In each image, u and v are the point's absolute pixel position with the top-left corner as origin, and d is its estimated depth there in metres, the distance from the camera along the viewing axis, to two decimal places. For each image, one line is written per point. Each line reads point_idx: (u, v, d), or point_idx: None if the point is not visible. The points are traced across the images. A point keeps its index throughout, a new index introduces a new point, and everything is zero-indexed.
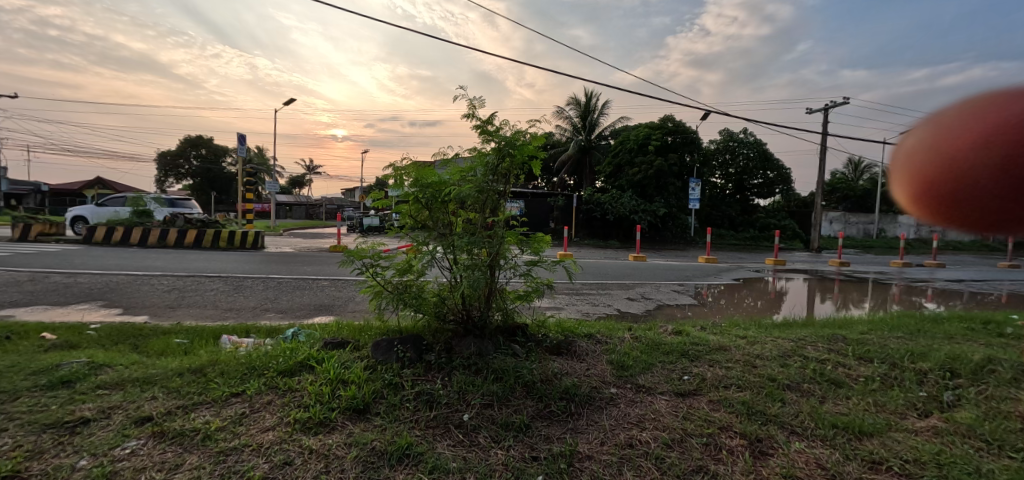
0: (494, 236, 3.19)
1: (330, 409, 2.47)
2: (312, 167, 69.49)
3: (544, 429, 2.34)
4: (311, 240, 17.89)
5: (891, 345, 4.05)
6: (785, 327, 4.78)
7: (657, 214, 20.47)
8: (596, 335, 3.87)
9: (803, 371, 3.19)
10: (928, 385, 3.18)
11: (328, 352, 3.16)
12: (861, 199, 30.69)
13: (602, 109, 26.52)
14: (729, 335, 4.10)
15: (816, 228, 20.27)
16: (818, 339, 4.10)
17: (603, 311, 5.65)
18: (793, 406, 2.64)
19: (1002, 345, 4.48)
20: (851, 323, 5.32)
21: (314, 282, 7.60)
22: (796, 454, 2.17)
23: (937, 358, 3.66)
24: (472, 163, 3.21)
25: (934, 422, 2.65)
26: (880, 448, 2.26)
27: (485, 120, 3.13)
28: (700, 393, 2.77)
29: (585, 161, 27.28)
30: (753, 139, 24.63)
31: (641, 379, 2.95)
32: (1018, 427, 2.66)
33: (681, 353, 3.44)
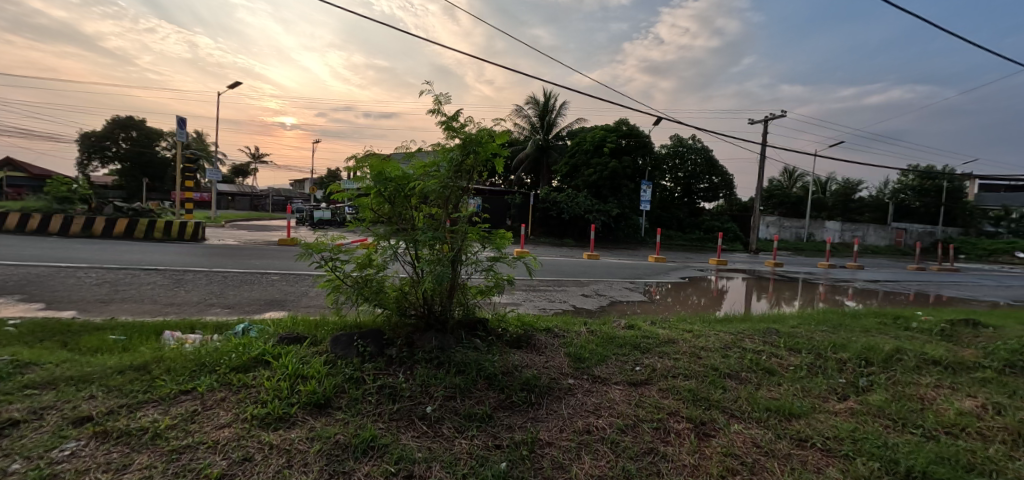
0: (457, 231, 3.22)
1: (289, 404, 2.43)
2: (257, 155, 65.65)
3: (506, 418, 2.42)
4: (257, 232, 16.99)
5: (817, 337, 4.48)
6: (726, 322, 5.17)
7: (610, 214, 21.15)
8: (554, 329, 4.01)
9: (742, 361, 3.47)
10: (847, 372, 3.56)
11: (284, 347, 3.09)
12: (794, 205, 33.16)
13: (560, 110, 26.96)
14: (677, 329, 4.37)
15: (755, 231, 21.71)
16: (754, 333, 4.47)
17: (559, 306, 5.82)
18: (732, 392, 2.89)
19: (907, 337, 5.08)
20: (784, 318, 5.81)
21: (264, 276, 7.28)
22: (735, 434, 2.39)
23: (855, 349, 4.09)
24: (436, 158, 3.26)
25: (851, 404, 2.98)
26: (806, 427, 2.53)
27: (450, 115, 3.19)
28: (651, 383, 2.95)
29: (542, 160, 27.69)
30: (700, 145, 25.98)
31: (596, 370, 3.10)
32: (918, 407, 3.06)
33: (634, 345, 3.64)
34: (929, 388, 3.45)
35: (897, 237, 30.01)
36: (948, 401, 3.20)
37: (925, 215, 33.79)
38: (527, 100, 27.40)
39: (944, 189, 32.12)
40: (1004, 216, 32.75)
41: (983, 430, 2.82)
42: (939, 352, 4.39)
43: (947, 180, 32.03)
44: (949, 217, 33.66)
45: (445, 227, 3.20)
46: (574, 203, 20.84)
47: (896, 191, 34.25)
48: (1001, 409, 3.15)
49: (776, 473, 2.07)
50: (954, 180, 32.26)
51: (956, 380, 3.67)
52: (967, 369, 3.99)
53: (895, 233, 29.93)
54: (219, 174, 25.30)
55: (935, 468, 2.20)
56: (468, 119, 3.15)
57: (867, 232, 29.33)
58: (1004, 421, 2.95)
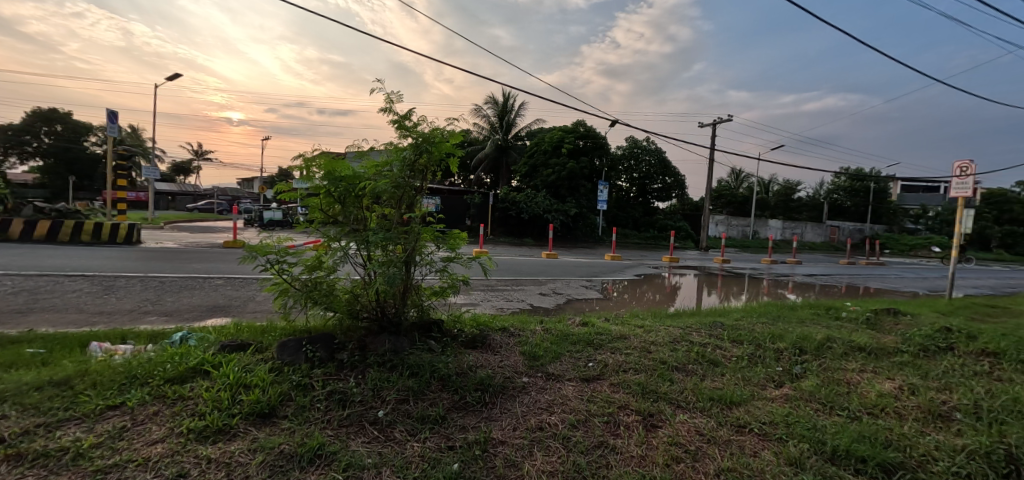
0: (409, 231, 3.17)
1: (230, 415, 2.31)
2: (201, 152, 61.82)
3: (460, 419, 2.41)
4: (200, 234, 16.00)
5: (758, 328, 4.77)
6: (677, 316, 5.40)
7: (569, 214, 21.53)
8: (510, 329, 4.03)
9: (688, 354, 3.63)
10: (783, 361, 3.80)
11: (226, 356, 2.93)
12: (741, 205, 35.03)
13: (519, 110, 27.11)
14: (629, 325, 4.52)
15: (706, 229, 22.73)
16: (701, 326, 4.69)
17: (517, 306, 5.87)
18: (679, 384, 3.02)
19: (837, 326, 5.50)
20: (729, 311, 6.14)
21: (206, 281, 6.88)
22: (680, 424, 2.50)
23: (791, 339, 4.38)
24: (388, 156, 3.20)
25: (786, 390, 3.19)
26: (745, 414, 2.69)
27: (402, 115, 3.15)
28: (603, 378, 3.03)
29: (502, 160, 27.77)
30: (654, 146, 26.92)
31: (550, 367, 3.15)
32: (845, 390, 3.33)
33: (587, 342, 3.73)
34: (854, 372, 3.75)
35: (831, 234, 32.33)
36: (870, 384, 3.49)
37: (856, 213, 36.64)
38: (486, 99, 27.36)
39: (871, 189, 34.92)
40: (922, 214, 36.01)
41: (900, 409, 3.11)
42: (864, 339, 4.79)
43: (873, 181, 34.86)
44: (875, 215, 36.66)
45: (397, 228, 3.14)
46: (533, 203, 21.03)
47: (831, 192, 36.91)
48: (914, 389, 3.47)
49: (717, 459, 2.19)
50: (880, 182, 35.15)
51: (877, 364, 4.01)
52: (887, 353, 4.37)
53: (830, 231, 32.25)
54: (157, 172, 23.63)
55: (857, 446, 2.39)
56: (421, 118, 3.12)
57: (806, 229, 31.40)
58: (917, 400, 3.25)
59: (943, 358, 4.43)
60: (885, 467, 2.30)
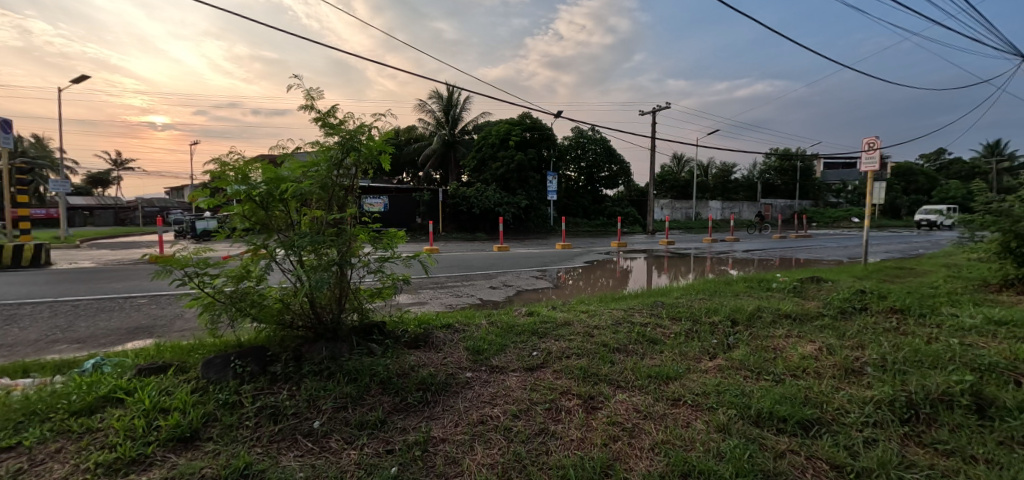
0: (340, 232, 3.04)
1: (146, 444, 2.14)
2: (120, 161, 56.48)
3: (400, 421, 2.36)
4: (121, 251, 14.56)
5: (695, 304, 5.03)
6: (622, 299, 5.56)
7: (520, 206, 21.63)
8: (454, 325, 3.99)
9: (630, 335, 3.76)
10: (718, 334, 4.01)
11: (143, 380, 2.71)
12: (683, 188, 36.71)
13: (464, 104, 26.78)
14: (573, 311, 4.63)
15: (652, 213, 23.62)
16: (643, 306, 4.88)
17: (465, 301, 5.82)
18: (619, 364, 3.12)
19: (768, 297, 5.90)
20: (672, 290, 6.40)
21: (128, 301, 6.31)
22: (618, 403, 2.58)
23: (726, 312, 4.65)
24: (315, 157, 3.06)
25: (719, 361, 3.37)
26: (680, 388, 2.81)
27: (325, 112, 3.03)
28: (547, 366, 3.08)
29: (450, 155, 27.40)
30: (599, 136, 27.54)
31: (494, 360, 3.16)
32: (772, 356, 3.57)
33: (532, 331, 3.77)
34: (781, 338, 4.04)
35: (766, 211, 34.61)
36: (794, 348, 3.76)
37: (786, 190, 39.42)
38: (430, 94, 26.82)
39: (798, 168, 37.56)
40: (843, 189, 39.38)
41: (819, 368, 3.37)
42: (790, 306, 5.18)
43: (800, 161, 37.53)
44: (803, 191, 39.59)
45: (327, 230, 3.00)
46: (484, 197, 20.88)
47: (763, 172, 39.42)
48: (832, 349, 3.78)
49: (652, 433, 2.28)
50: (805, 161, 37.86)
51: (801, 329, 4.34)
52: (809, 318, 4.76)
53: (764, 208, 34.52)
54: (67, 185, 21.28)
55: (778, 407, 2.57)
56: (346, 115, 3.01)
57: (742, 208, 33.47)
58: (834, 359, 3.53)
59: (857, 318, 4.88)
60: (803, 423, 2.50)
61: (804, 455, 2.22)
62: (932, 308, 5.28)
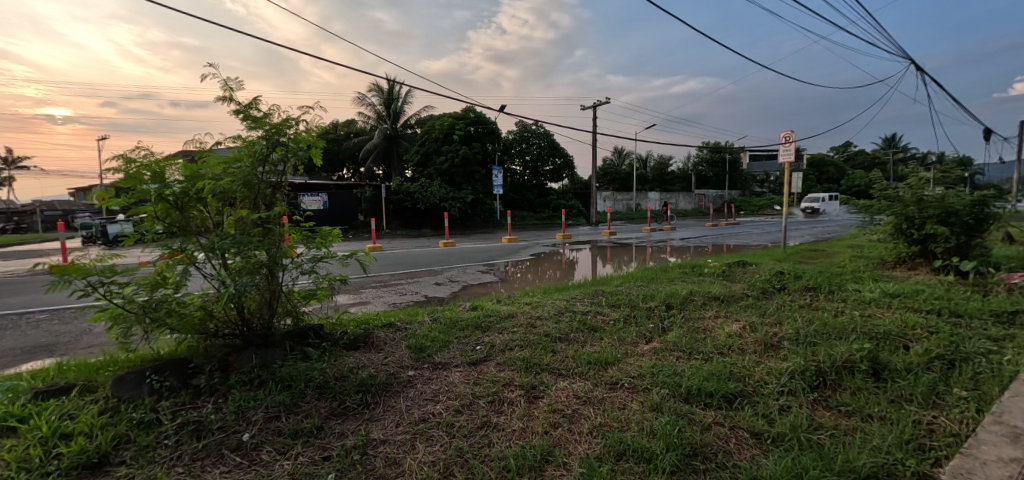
0: (268, 232, 2.86)
1: (44, 475, 1.91)
2: (11, 159, 49.79)
3: (338, 426, 2.29)
4: (13, 261, 12.84)
5: (634, 291, 5.27)
6: (565, 289, 5.70)
7: (466, 201, 21.48)
8: (396, 323, 3.91)
9: (572, 324, 3.88)
10: (654, 318, 4.23)
11: (40, 404, 2.42)
12: (625, 180, 38.18)
13: (406, 97, 26.09)
14: (518, 303, 4.69)
15: (596, 205, 24.33)
16: (585, 296, 5.03)
17: (409, 299, 5.72)
18: (561, 353, 3.21)
19: (700, 281, 6.29)
20: (612, 278, 6.66)
21: (22, 317, 5.59)
22: (559, 391, 2.66)
23: (662, 297, 4.91)
24: (238, 152, 2.87)
25: (654, 344, 3.56)
26: (617, 373, 2.94)
27: (247, 105, 2.86)
28: (490, 359, 3.10)
29: (392, 150, 26.63)
30: (543, 130, 27.94)
31: (437, 357, 3.13)
32: (703, 336, 3.82)
33: (475, 326, 3.78)
34: (710, 319, 4.33)
35: (699, 201, 36.80)
36: (720, 328, 4.04)
37: (717, 181, 42.10)
38: (369, 87, 25.88)
39: (727, 160, 40.24)
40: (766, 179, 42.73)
41: (743, 345, 3.65)
42: (718, 289, 5.56)
43: (728, 153, 40.21)
44: (732, 182, 42.47)
45: (254, 230, 2.83)
46: (428, 192, 20.48)
47: (696, 164, 41.85)
48: (754, 326, 4.10)
49: (591, 417, 2.37)
50: (733, 153, 40.61)
51: (727, 310, 4.68)
52: (735, 299, 5.14)
53: (698, 198, 36.70)
54: None
55: (706, 383, 2.76)
56: (270, 107, 2.86)
57: (678, 199, 35.36)
58: (755, 336, 3.84)
59: (777, 297, 5.34)
60: (726, 396, 2.70)
61: (728, 426, 2.39)
62: (838, 285, 5.88)
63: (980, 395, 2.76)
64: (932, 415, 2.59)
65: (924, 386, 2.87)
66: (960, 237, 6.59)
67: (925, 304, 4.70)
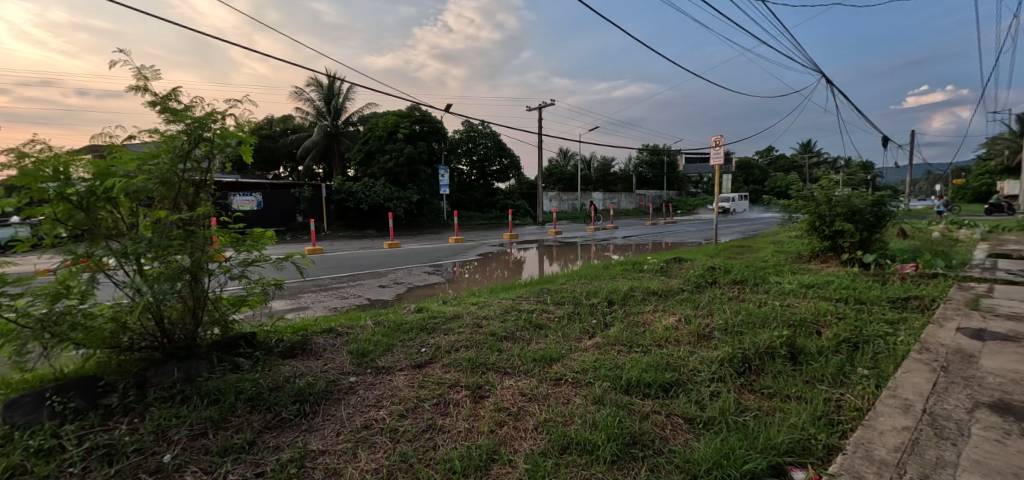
0: (191, 234, 2.65)
1: None
2: None
3: (273, 439, 2.17)
4: None
5: (578, 289, 5.42)
6: (511, 288, 5.75)
7: (412, 201, 21.05)
8: (337, 329, 3.77)
9: (517, 322, 3.92)
10: (596, 314, 4.38)
11: None
12: (570, 181, 39.12)
13: (347, 93, 25.12)
14: (464, 303, 4.67)
15: (542, 204, 24.71)
16: (531, 294, 5.10)
17: (351, 303, 5.52)
18: (506, 352, 3.24)
19: (640, 277, 6.59)
20: (557, 276, 6.80)
21: None
22: (504, 390, 2.68)
23: (604, 294, 5.09)
24: (155, 148, 2.64)
25: (597, 339, 3.68)
26: (561, 368, 3.01)
27: (166, 96, 2.64)
28: (435, 361, 3.07)
29: (333, 148, 25.52)
30: (489, 130, 27.97)
31: (380, 361, 3.05)
32: (642, 330, 4.01)
33: (421, 328, 3.73)
34: (649, 313, 4.55)
35: (640, 201, 38.46)
36: (658, 321, 4.26)
37: (656, 182, 44.23)
38: (307, 81, 24.65)
39: (665, 162, 42.38)
40: None
41: (677, 336, 3.87)
42: (656, 284, 5.85)
43: (666, 156, 42.36)
44: (669, 183, 44.80)
45: (174, 232, 2.60)
46: (372, 192, 19.86)
47: (637, 165, 43.72)
48: (688, 319, 4.36)
49: (536, 414, 2.41)
50: (670, 155, 42.84)
51: (664, 304, 4.94)
52: (672, 293, 5.43)
53: (639, 198, 38.33)
54: None
55: (645, 375, 2.90)
56: (193, 100, 2.67)
57: (621, 198, 36.74)
58: (689, 327, 4.08)
59: (709, 290, 5.71)
60: (663, 385, 2.85)
61: (664, 414, 2.53)
62: (762, 278, 6.38)
63: (878, 372, 3.11)
64: (840, 392, 2.88)
65: (833, 367, 3.19)
66: (863, 233, 7.37)
67: (835, 293, 5.22)
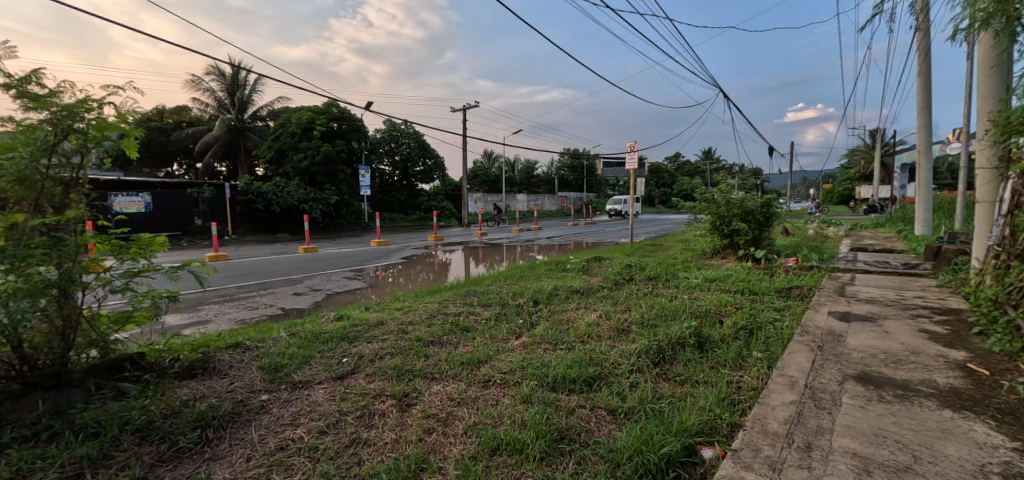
0: (58, 242, 2.26)
1: None
2: None
3: (170, 472, 1.92)
4: None
5: (504, 289, 5.48)
6: (437, 291, 5.65)
7: (330, 202, 19.91)
8: (245, 343, 3.44)
9: (444, 326, 3.87)
10: (523, 314, 4.47)
11: None
12: (495, 183, 39.46)
13: (255, 85, 23.02)
14: (388, 309, 4.50)
15: (468, 206, 24.65)
16: (457, 297, 5.06)
17: (261, 313, 5.06)
18: (434, 357, 3.18)
19: (562, 277, 6.82)
20: (483, 278, 6.81)
21: None
22: (432, 396, 2.62)
23: (530, 294, 5.20)
24: (9, 139, 2.22)
25: (524, 339, 3.75)
26: (489, 370, 3.02)
27: (25, 80, 2.25)
28: (358, 371, 2.92)
29: (238, 144, 23.20)
30: (412, 130, 27.33)
31: (296, 375, 2.83)
32: (566, 327, 4.16)
33: (341, 337, 3.52)
34: (572, 310, 4.72)
35: (562, 203, 39.87)
36: (581, 318, 4.44)
37: (577, 185, 46.13)
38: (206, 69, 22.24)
39: (585, 166, 44.39)
40: None
41: (599, 332, 4.07)
42: (578, 283, 6.10)
43: (585, 160, 44.40)
44: (589, 185, 46.96)
45: (35, 239, 2.18)
46: (285, 193, 18.45)
47: (559, 168, 45.26)
48: (608, 314, 4.60)
49: (465, 418, 2.39)
50: (589, 160, 44.97)
51: (586, 301, 5.16)
52: (593, 291, 5.70)
53: (561, 200, 39.70)
54: None
55: (570, 371, 3.01)
56: (63, 87, 2.31)
57: (544, 200, 37.81)
58: (609, 322, 4.31)
59: (626, 287, 6.08)
60: (587, 379, 2.98)
61: (589, 407, 2.64)
62: (672, 274, 6.92)
63: (770, 354, 3.52)
64: (740, 375, 3.21)
65: (734, 353, 3.55)
66: (754, 232, 8.31)
67: (733, 286, 5.82)
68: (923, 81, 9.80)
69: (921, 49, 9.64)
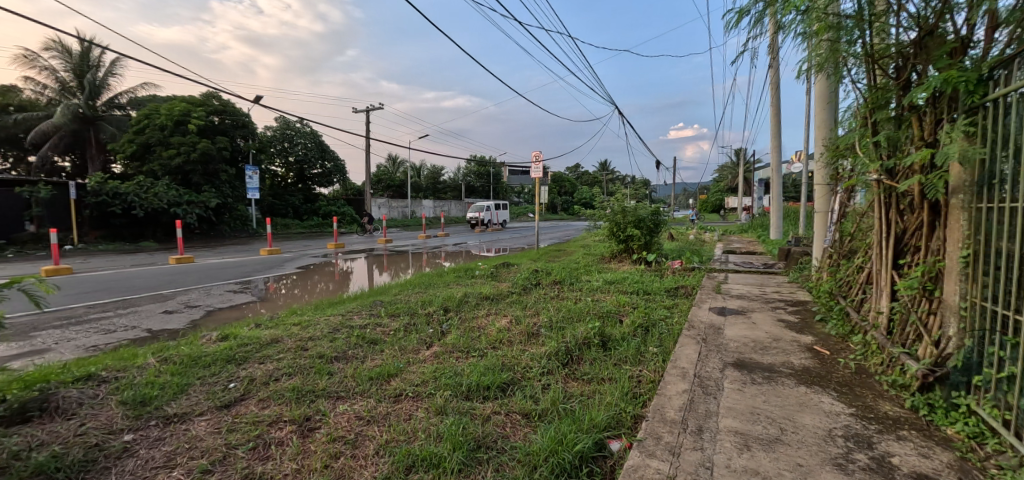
0: None
1: None
2: None
3: None
4: None
5: (412, 298, 5.30)
6: (340, 303, 5.29)
7: (208, 206, 17.63)
8: (101, 374, 2.87)
9: (349, 340, 3.62)
10: (433, 323, 4.35)
11: None
12: (399, 188, 38.20)
13: (112, 68, 19.64)
14: (284, 325, 4.09)
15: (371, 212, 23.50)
16: (362, 308, 4.79)
17: (120, 337, 4.28)
18: (339, 374, 2.96)
19: (471, 283, 6.80)
20: (389, 287, 6.53)
21: None
22: (337, 417, 2.43)
23: (440, 302, 5.09)
24: None
25: (435, 349, 3.66)
26: (400, 383, 2.90)
27: None
28: (249, 396, 2.61)
29: (87, 136, 19.53)
30: (309, 129, 25.41)
31: (169, 408, 2.44)
32: (478, 334, 4.15)
33: (227, 359, 3.11)
34: (483, 317, 4.74)
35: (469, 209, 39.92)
36: (492, 324, 4.46)
37: (483, 192, 46.54)
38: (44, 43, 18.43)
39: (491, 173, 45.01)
40: None
41: (511, 337, 4.12)
42: (488, 289, 6.14)
43: (491, 167, 45.04)
44: (495, 192, 47.72)
45: None
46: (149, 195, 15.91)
47: (465, 175, 45.29)
48: (518, 319, 4.70)
49: (376, 437, 2.25)
50: (495, 167, 45.74)
51: (497, 307, 5.21)
52: (503, 296, 5.77)
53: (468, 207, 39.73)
54: None
55: (484, 378, 3.01)
56: None
57: (451, 206, 37.50)
58: (520, 327, 4.40)
59: (534, 291, 6.26)
60: (500, 386, 2.99)
61: (504, 413, 2.66)
62: (576, 277, 7.29)
63: (664, 349, 3.88)
64: (640, 370, 3.48)
65: (633, 349, 3.84)
66: (645, 237, 9.11)
67: (629, 287, 6.32)
68: (774, 110, 11.64)
69: (773, 83, 11.44)
